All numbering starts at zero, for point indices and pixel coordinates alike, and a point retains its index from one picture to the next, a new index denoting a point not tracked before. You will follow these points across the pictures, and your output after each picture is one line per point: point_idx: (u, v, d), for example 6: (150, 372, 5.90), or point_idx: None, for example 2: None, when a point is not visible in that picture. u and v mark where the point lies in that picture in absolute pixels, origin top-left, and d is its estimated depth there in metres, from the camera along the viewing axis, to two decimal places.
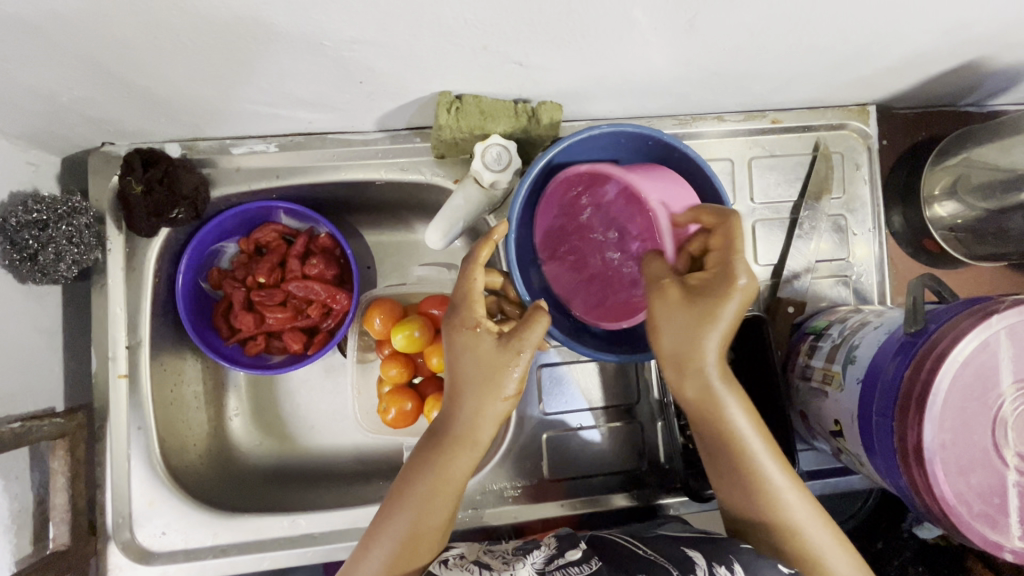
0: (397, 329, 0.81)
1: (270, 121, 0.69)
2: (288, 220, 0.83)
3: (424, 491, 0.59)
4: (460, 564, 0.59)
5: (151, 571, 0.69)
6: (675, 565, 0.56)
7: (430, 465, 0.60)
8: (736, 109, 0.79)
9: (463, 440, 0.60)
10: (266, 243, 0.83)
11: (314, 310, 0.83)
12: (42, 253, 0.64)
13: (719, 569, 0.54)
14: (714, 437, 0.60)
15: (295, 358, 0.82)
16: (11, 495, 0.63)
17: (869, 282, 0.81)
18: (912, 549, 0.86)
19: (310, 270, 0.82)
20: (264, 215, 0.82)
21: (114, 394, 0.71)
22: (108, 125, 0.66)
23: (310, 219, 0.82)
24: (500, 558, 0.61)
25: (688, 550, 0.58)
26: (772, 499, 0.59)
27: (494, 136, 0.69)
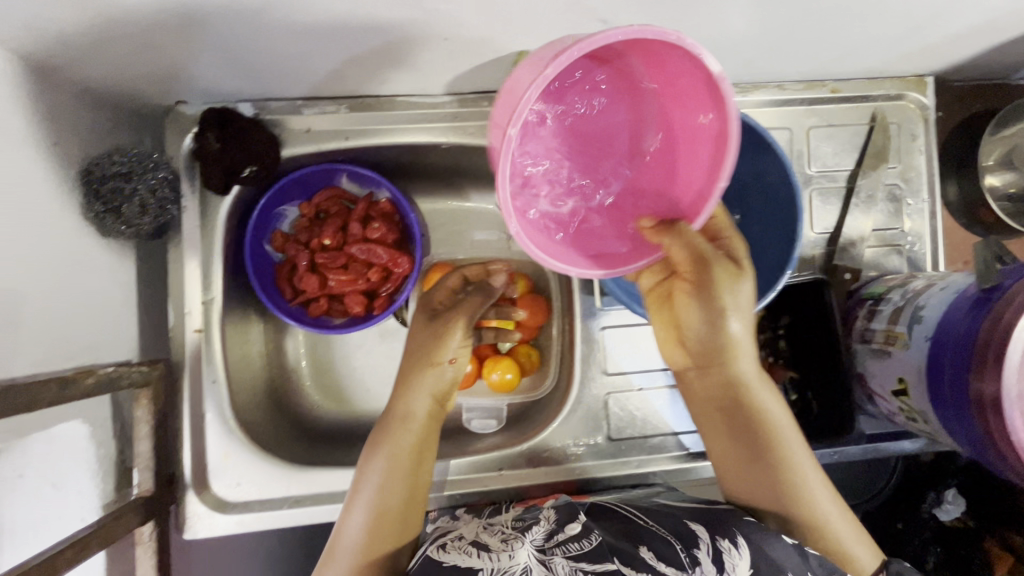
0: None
1: (346, 80, 0.70)
2: (349, 184, 0.84)
3: (377, 473, 0.65)
4: (458, 546, 0.60)
5: (228, 520, 0.71)
6: (679, 538, 0.58)
7: (376, 448, 0.67)
8: (797, 78, 0.80)
9: (397, 416, 0.68)
10: (327, 207, 0.84)
11: (373, 274, 0.83)
12: (126, 205, 0.65)
13: (722, 542, 0.57)
14: (740, 425, 0.65)
15: (356, 321, 0.83)
16: (97, 441, 0.66)
17: (921, 251, 0.82)
18: (930, 529, 0.96)
19: (371, 233, 0.83)
20: (326, 178, 0.82)
21: (188, 348, 0.72)
22: (188, 82, 0.67)
23: (371, 184, 0.83)
24: (502, 534, 0.62)
25: (692, 523, 0.60)
26: (787, 480, 0.62)
27: None
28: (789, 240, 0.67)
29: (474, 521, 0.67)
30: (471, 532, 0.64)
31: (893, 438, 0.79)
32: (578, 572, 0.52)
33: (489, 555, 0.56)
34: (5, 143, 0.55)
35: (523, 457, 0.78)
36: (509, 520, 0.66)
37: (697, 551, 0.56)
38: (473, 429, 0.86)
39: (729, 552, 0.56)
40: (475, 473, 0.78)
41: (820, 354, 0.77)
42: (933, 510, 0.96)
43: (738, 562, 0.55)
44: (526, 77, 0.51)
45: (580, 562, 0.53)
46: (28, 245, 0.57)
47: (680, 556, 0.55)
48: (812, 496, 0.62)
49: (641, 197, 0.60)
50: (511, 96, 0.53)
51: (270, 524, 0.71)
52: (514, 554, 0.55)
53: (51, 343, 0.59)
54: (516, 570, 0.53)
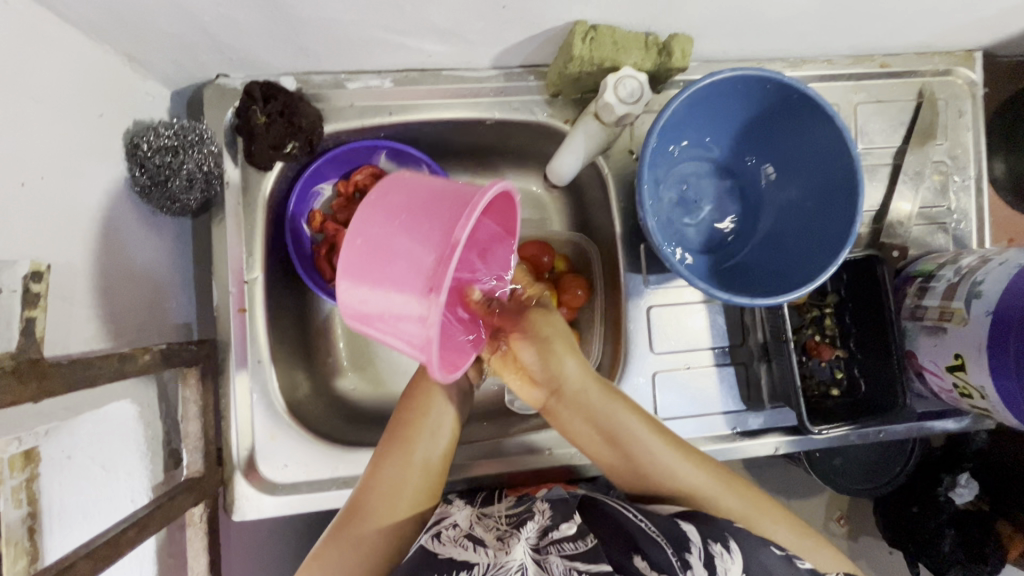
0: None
1: (394, 52, 0.68)
2: (388, 162, 0.81)
3: (406, 427, 0.66)
4: (455, 539, 0.58)
5: (275, 501, 0.70)
6: (670, 541, 0.56)
7: (407, 407, 0.69)
8: (846, 52, 0.79)
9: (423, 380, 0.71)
10: (365, 185, 0.81)
11: None
12: (173, 179, 0.64)
13: (714, 545, 0.55)
14: (610, 444, 0.67)
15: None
16: (145, 422, 0.64)
17: (967, 228, 0.82)
18: (948, 513, 0.96)
19: None
20: (364, 156, 0.80)
21: (233, 328, 0.71)
22: (230, 52, 0.65)
23: (413, 162, 0.80)
24: (495, 532, 0.60)
25: (684, 524, 0.59)
26: (682, 480, 0.64)
27: (626, 68, 0.66)
28: (848, 212, 0.67)
29: (467, 509, 0.65)
30: (466, 521, 0.62)
31: (937, 417, 0.80)
32: (573, 572, 0.51)
33: (481, 553, 0.54)
34: (53, 112, 0.53)
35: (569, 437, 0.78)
36: (503, 514, 0.65)
37: (689, 555, 0.54)
38: (516, 409, 0.85)
39: (722, 557, 0.54)
40: (521, 452, 0.78)
41: (868, 334, 0.77)
42: (950, 494, 0.97)
43: (730, 565, 0.54)
44: (409, 238, 0.53)
45: (575, 562, 0.52)
46: (77, 220, 0.55)
47: (670, 560, 0.53)
48: (712, 490, 0.64)
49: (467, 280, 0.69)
50: (390, 246, 0.54)
51: (318, 505, 0.71)
52: (508, 551, 0.54)
53: (100, 320, 0.58)
54: (512, 568, 0.52)
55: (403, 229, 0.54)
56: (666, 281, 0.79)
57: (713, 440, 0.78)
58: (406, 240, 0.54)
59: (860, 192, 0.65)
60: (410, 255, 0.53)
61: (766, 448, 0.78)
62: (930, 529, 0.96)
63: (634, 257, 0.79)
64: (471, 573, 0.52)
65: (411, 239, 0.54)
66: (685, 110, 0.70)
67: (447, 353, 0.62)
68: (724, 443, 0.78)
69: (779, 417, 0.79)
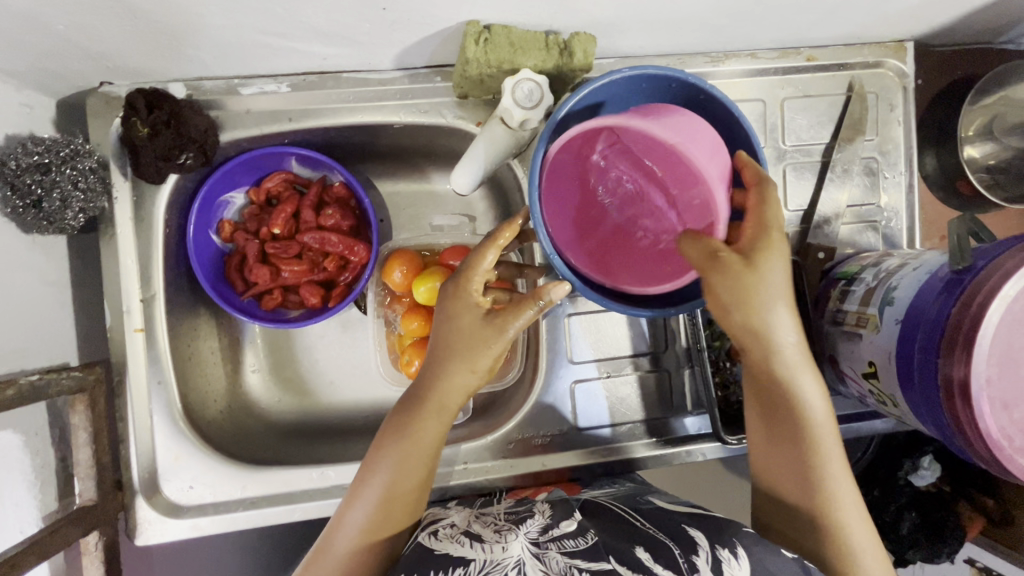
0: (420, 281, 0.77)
1: (284, 55, 0.65)
2: (299, 168, 0.79)
3: (393, 460, 0.61)
4: (451, 536, 0.59)
5: (181, 524, 0.68)
6: (677, 543, 0.55)
7: (404, 436, 0.62)
8: (771, 46, 0.75)
9: (431, 405, 0.63)
10: (277, 193, 0.80)
11: (330, 262, 0.80)
12: (47, 199, 0.60)
13: (722, 551, 0.53)
14: (778, 411, 0.60)
15: (312, 313, 0.80)
16: (32, 451, 0.62)
17: (898, 227, 0.80)
18: (908, 496, 0.96)
19: (325, 220, 0.79)
20: (275, 162, 0.78)
21: (130, 348, 0.68)
22: (104, 59, 0.61)
23: (322, 166, 0.79)
24: (493, 526, 0.60)
25: (689, 528, 0.58)
26: (824, 479, 0.59)
27: (523, 70, 0.64)
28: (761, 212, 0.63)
29: (467, 512, 0.67)
30: (463, 522, 0.63)
31: (863, 419, 0.78)
32: (572, 569, 0.50)
33: (478, 549, 0.54)
34: None
35: (489, 449, 0.76)
36: (502, 512, 0.65)
37: (696, 557, 0.53)
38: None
39: (729, 563, 0.52)
40: (439, 468, 0.75)
41: None
42: (909, 477, 0.97)
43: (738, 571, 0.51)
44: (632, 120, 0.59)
45: (574, 560, 0.52)
46: None
47: (678, 562, 0.52)
48: (841, 507, 0.58)
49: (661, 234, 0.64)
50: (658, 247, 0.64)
51: (228, 526, 0.69)
52: (506, 547, 0.53)
53: None
54: (508, 564, 0.51)
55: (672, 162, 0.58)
56: None
57: (636, 447, 0.77)
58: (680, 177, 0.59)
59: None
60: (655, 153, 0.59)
61: (693, 455, 0.77)
62: (889, 511, 0.96)
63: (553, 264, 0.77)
64: (467, 568, 0.52)
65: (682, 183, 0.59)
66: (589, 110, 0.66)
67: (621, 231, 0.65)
68: (647, 452, 0.76)
69: (704, 424, 0.77)
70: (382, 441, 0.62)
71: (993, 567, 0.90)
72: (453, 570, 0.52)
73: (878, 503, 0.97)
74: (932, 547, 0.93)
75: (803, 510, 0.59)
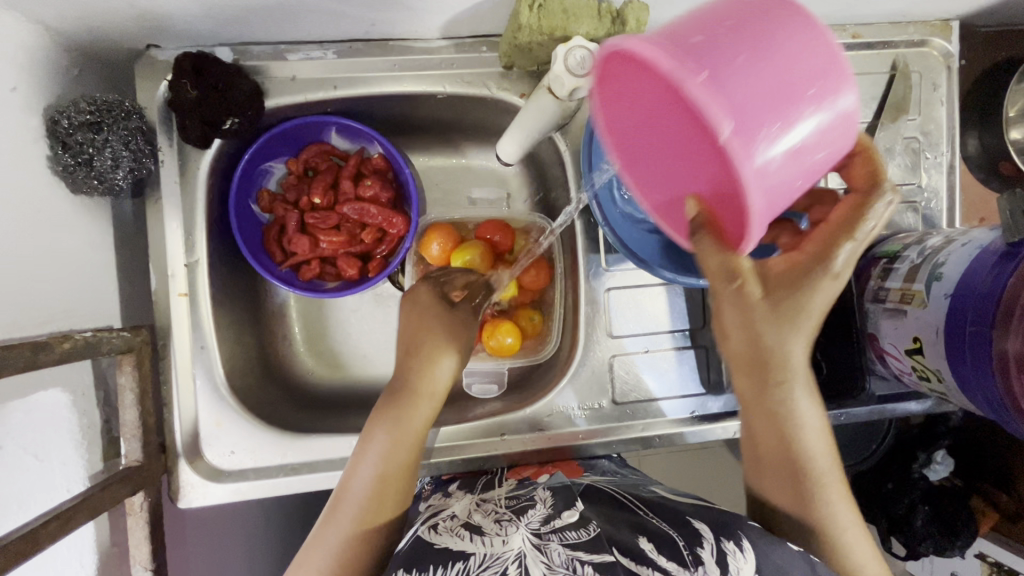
0: (457, 255, 0.79)
1: (332, 20, 0.64)
2: (338, 139, 0.79)
3: (382, 441, 0.63)
4: (450, 530, 0.58)
5: (223, 488, 0.69)
6: (682, 535, 0.54)
7: (393, 415, 0.64)
8: (816, 22, 0.75)
9: (415, 389, 0.66)
10: (315, 164, 0.79)
11: (368, 235, 0.80)
12: (98, 158, 0.60)
13: (727, 543, 0.53)
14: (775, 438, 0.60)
15: (350, 284, 0.80)
16: (80, 410, 0.63)
17: (937, 207, 0.80)
18: (921, 489, 0.97)
19: (364, 191, 0.78)
20: (314, 133, 0.77)
21: (174, 312, 0.69)
22: (156, 20, 0.61)
23: (362, 138, 0.78)
24: (493, 515, 0.60)
25: (695, 520, 0.57)
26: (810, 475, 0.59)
27: (576, 37, 0.62)
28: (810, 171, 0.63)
29: (468, 500, 0.66)
30: (464, 513, 0.63)
31: (899, 400, 0.78)
32: (574, 561, 0.48)
33: (478, 543, 0.53)
34: None
35: (526, 421, 0.76)
36: (502, 498, 0.65)
37: (700, 550, 0.51)
38: (472, 393, 0.82)
39: (734, 556, 0.51)
40: (474, 438, 0.76)
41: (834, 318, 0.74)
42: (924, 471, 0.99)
43: (744, 564, 0.51)
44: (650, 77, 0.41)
45: (576, 552, 0.49)
46: None
47: (683, 554, 0.51)
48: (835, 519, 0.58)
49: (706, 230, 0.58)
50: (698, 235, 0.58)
51: (266, 491, 0.70)
52: (506, 541, 0.52)
53: (21, 306, 0.55)
54: (508, 557, 0.50)
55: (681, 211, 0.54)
56: (625, 261, 0.76)
57: (672, 423, 0.77)
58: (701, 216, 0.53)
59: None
60: (659, 184, 0.50)
61: (726, 432, 0.77)
62: (902, 503, 0.97)
63: (594, 239, 0.76)
64: (466, 564, 0.50)
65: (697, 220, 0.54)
66: None
67: None
68: (681, 428, 0.76)
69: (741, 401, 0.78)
70: (371, 423, 0.64)
71: (1003, 562, 0.90)
72: (454, 564, 0.51)
73: (891, 497, 0.99)
74: (945, 541, 0.93)
75: (788, 507, 0.60)
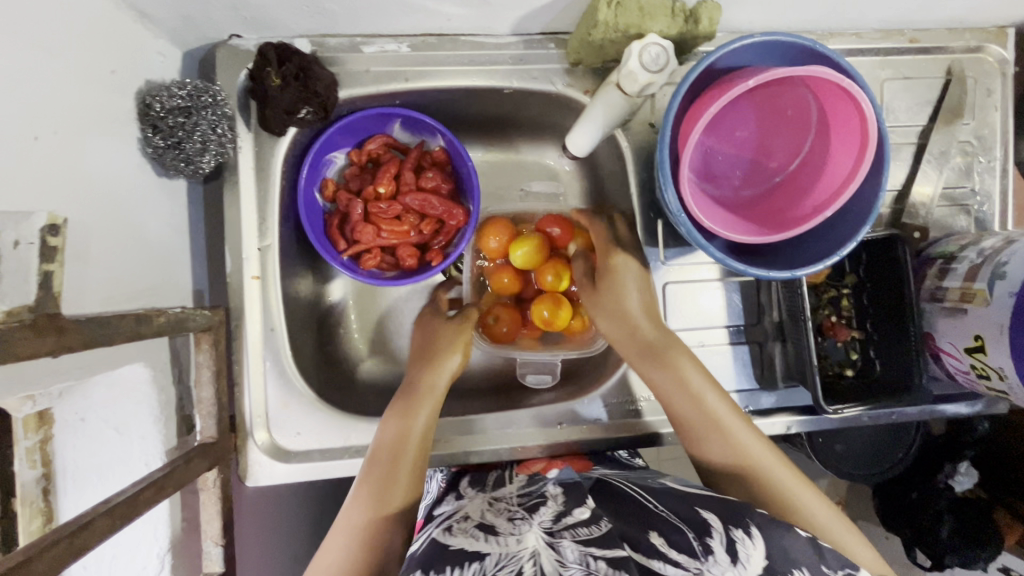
0: (517, 243, 0.80)
1: (411, 13, 0.66)
2: (400, 132, 0.81)
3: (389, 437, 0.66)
4: (464, 530, 0.56)
5: (288, 468, 0.70)
6: (690, 527, 0.53)
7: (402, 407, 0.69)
8: (875, 26, 0.77)
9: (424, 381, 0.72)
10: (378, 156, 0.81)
11: (428, 225, 0.81)
12: (187, 140, 0.62)
13: (735, 531, 0.52)
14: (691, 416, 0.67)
15: (408, 274, 0.81)
16: (159, 386, 0.64)
17: (990, 211, 0.80)
18: (947, 498, 1.00)
19: (425, 182, 0.80)
20: (378, 125, 0.79)
21: (247, 294, 0.70)
22: (245, 10, 0.63)
23: (425, 131, 0.80)
24: (506, 516, 0.58)
25: (702, 510, 0.56)
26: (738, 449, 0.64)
27: (651, 34, 0.63)
28: (878, 167, 0.63)
29: (481, 499, 0.65)
30: (477, 512, 0.61)
31: (951, 401, 0.79)
32: (587, 557, 0.46)
33: (492, 543, 0.51)
34: (66, 64, 0.52)
35: (583, 411, 0.77)
36: (514, 496, 0.64)
37: (710, 539, 0.50)
38: (526, 383, 0.83)
39: (743, 543, 0.50)
40: (531, 426, 0.77)
41: (890, 316, 0.75)
42: (951, 481, 1.01)
43: (753, 551, 0.49)
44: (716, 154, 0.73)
45: (590, 548, 0.48)
46: (89, 178, 0.54)
47: (692, 545, 0.50)
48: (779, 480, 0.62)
49: (823, 156, 0.66)
50: (812, 165, 0.68)
51: (329, 473, 0.71)
52: (520, 539, 0.50)
53: (113, 282, 0.57)
54: (522, 556, 0.47)
55: (803, 171, 0.69)
56: (682, 256, 0.78)
57: None
58: (819, 155, 0.67)
59: (886, 146, 0.62)
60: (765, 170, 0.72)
61: (777, 427, 0.78)
62: (929, 513, 1.00)
63: (652, 234, 0.78)
64: (482, 563, 0.48)
65: (823, 164, 0.66)
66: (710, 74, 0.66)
67: (803, 185, 0.69)
68: None
69: (795, 397, 0.78)
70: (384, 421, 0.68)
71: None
72: (470, 564, 0.48)
73: (917, 506, 1.02)
74: (971, 552, 0.97)
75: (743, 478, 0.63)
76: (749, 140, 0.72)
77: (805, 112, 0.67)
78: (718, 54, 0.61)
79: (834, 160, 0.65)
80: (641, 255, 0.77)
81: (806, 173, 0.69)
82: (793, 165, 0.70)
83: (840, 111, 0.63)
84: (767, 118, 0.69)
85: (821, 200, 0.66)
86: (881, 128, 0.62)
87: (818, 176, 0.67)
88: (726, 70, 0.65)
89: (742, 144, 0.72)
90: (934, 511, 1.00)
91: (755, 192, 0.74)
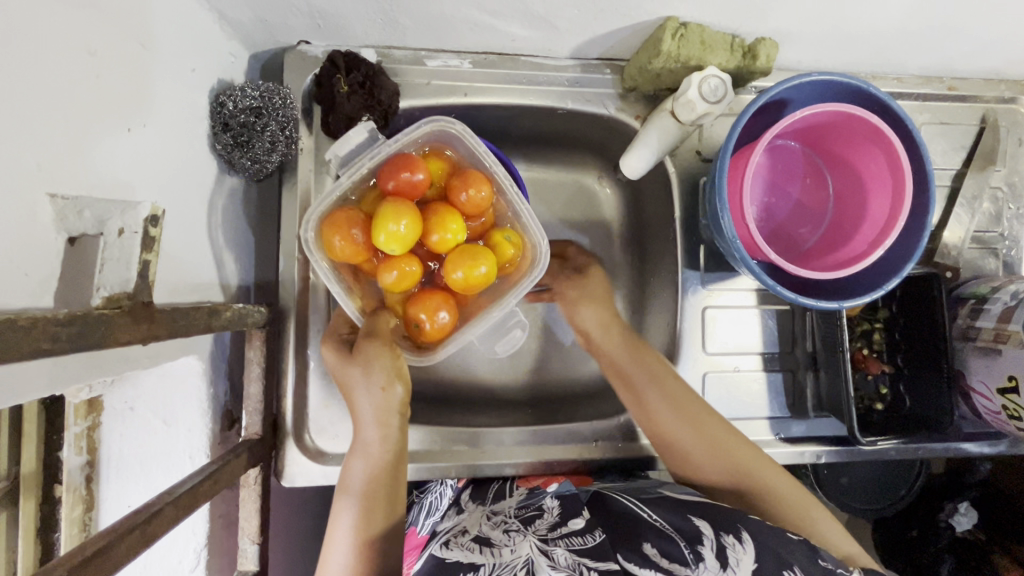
0: (377, 227, 0.63)
1: (479, 33, 0.69)
2: None
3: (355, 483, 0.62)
4: (461, 544, 0.57)
5: (325, 469, 0.70)
6: (683, 536, 0.54)
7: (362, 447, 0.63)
8: (916, 72, 0.80)
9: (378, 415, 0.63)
10: None
11: None
12: (254, 140, 0.65)
13: (726, 537, 0.54)
14: (679, 423, 0.70)
15: None
16: (209, 379, 0.64)
17: (1017, 255, 0.83)
18: (947, 538, 1.01)
19: None
20: None
21: (296, 294, 0.71)
22: (322, 20, 0.65)
23: None
24: (501, 526, 0.59)
25: (695, 519, 0.57)
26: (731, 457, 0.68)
27: (711, 67, 0.66)
28: (920, 212, 0.66)
29: (478, 513, 0.65)
30: (474, 523, 0.62)
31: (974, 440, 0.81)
32: (580, 565, 0.48)
33: (487, 554, 0.52)
34: (158, 60, 0.54)
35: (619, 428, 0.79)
36: (512, 508, 0.64)
37: (701, 547, 0.52)
38: (496, 352, 0.86)
39: (734, 548, 0.52)
40: (567, 443, 0.78)
41: (923, 351, 0.78)
42: (950, 519, 1.01)
43: (744, 556, 0.51)
44: (763, 201, 0.75)
45: (583, 558, 0.50)
46: (165, 169, 0.55)
47: (684, 553, 0.51)
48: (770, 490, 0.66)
49: (858, 193, 0.71)
50: (849, 201, 0.72)
51: None
52: (514, 548, 0.51)
53: (178, 274, 0.57)
54: (516, 565, 0.49)
55: (841, 210, 0.73)
56: (721, 280, 0.80)
57: (756, 443, 0.78)
58: (856, 191, 0.72)
59: (931, 194, 0.65)
60: (802, 210, 0.76)
61: (806, 457, 0.79)
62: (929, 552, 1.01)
63: (693, 258, 0.79)
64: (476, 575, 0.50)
65: (861, 203, 0.71)
66: (766, 109, 0.68)
67: (843, 222, 0.73)
68: (767, 447, 0.78)
69: (823, 427, 0.80)
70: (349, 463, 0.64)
71: None
72: None
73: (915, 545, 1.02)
74: None
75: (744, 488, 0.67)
76: (778, 201, 0.75)
77: (837, 155, 0.72)
78: (785, 85, 0.63)
79: (874, 194, 0.69)
80: (683, 279, 0.79)
81: (843, 212, 0.73)
82: (830, 207, 0.75)
83: (860, 159, 0.70)
84: (787, 184, 0.75)
85: (873, 236, 0.69)
86: (926, 170, 0.65)
87: (856, 213, 0.71)
88: (776, 110, 0.69)
89: (780, 188, 0.75)
90: (934, 548, 1.01)
91: (795, 254, 0.75)
